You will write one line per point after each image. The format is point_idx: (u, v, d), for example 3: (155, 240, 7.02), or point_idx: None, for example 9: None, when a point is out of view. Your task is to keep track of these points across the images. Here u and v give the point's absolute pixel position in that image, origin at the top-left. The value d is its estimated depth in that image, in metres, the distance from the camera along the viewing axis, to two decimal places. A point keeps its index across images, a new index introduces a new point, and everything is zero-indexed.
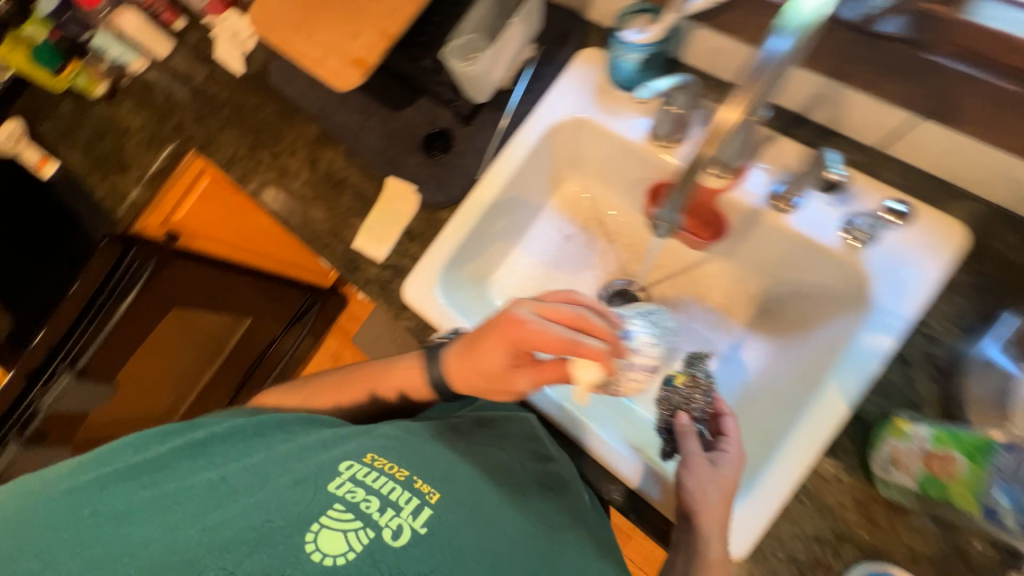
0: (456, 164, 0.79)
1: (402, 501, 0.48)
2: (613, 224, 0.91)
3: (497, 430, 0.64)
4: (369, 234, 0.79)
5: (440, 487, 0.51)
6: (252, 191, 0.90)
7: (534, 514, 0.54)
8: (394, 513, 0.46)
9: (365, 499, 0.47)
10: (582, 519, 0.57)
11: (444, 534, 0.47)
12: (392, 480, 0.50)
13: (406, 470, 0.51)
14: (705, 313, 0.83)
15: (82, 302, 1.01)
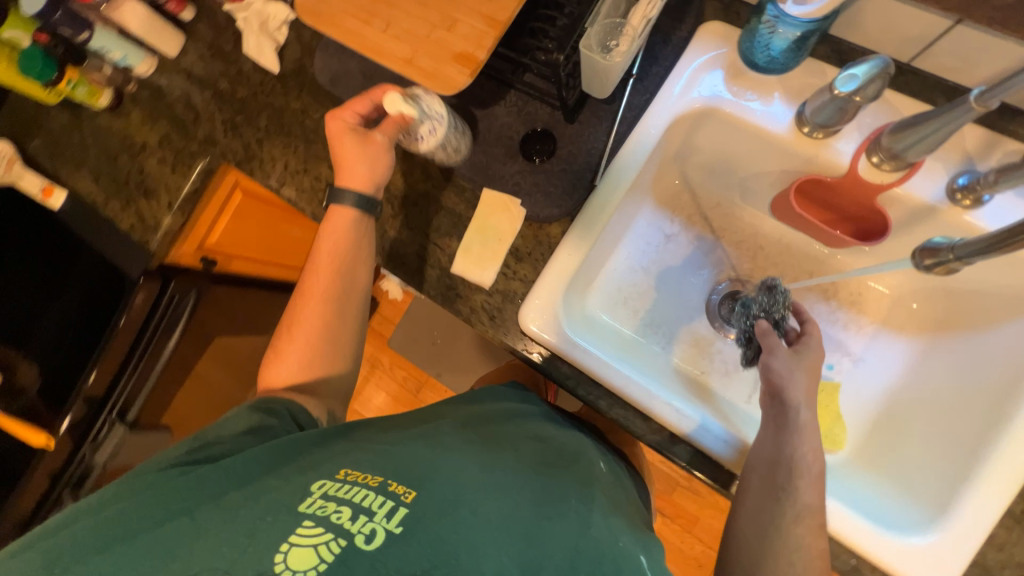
0: (564, 169, 0.69)
1: (375, 505, 0.43)
2: (719, 219, 0.82)
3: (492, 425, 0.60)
4: (468, 256, 0.70)
5: (416, 486, 0.45)
6: (312, 211, 0.79)
7: (547, 490, 0.50)
8: (367, 518, 0.42)
9: (336, 511, 0.43)
10: (599, 484, 0.55)
11: (421, 532, 0.41)
12: (360, 487, 0.45)
13: (378, 476, 0.46)
14: (833, 311, 0.76)
15: (128, 344, 0.89)
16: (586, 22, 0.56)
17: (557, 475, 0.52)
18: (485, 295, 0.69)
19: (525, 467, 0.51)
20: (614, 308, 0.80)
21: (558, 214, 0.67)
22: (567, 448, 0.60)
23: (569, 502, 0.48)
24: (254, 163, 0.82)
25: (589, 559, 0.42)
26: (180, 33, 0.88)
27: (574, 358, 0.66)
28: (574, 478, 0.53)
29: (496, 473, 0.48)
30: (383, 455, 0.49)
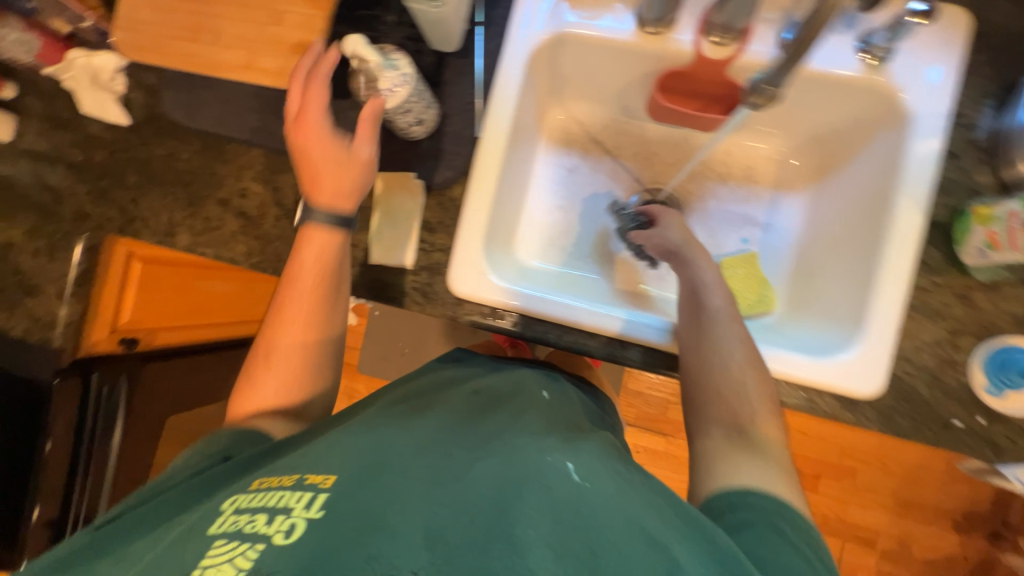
0: (444, 131, 0.69)
1: (292, 502, 0.45)
2: (611, 140, 0.86)
3: (419, 399, 0.63)
4: (382, 242, 0.70)
5: (334, 470, 0.47)
6: (213, 251, 0.75)
7: (479, 429, 0.53)
8: (284, 517, 0.43)
9: (250, 521, 0.44)
10: (533, 409, 0.58)
11: (342, 509, 0.43)
12: (278, 490, 0.46)
13: (295, 474, 0.48)
14: (732, 190, 0.82)
15: (70, 451, 0.86)
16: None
17: (483, 425, 0.54)
18: (411, 275, 0.70)
19: (454, 423, 0.54)
20: (542, 250, 0.84)
21: (453, 174, 0.68)
22: (500, 396, 0.62)
23: (496, 444, 0.49)
24: (137, 224, 0.78)
25: (514, 486, 0.44)
26: (9, 113, 0.81)
27: (508, 305, 0.68)
28: (503, 416, 0.56)
29: (421, 442, 0.50)
30: (313, 455, 0.50)
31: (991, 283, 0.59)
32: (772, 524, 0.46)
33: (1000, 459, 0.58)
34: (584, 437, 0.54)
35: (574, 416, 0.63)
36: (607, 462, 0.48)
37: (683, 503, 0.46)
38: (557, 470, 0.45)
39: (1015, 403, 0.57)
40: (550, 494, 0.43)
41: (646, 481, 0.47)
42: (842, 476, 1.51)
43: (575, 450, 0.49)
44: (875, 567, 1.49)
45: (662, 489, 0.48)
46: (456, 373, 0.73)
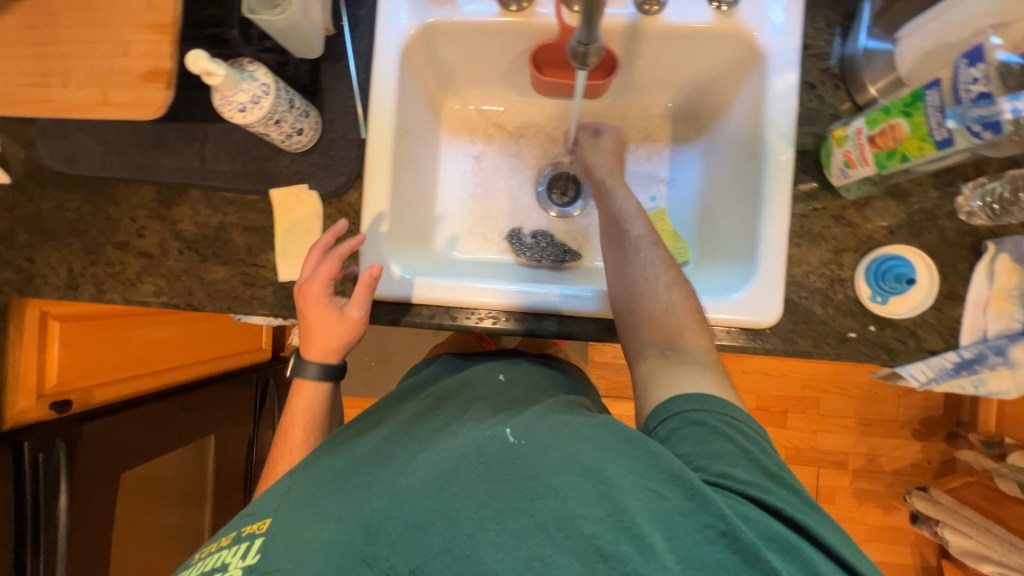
0: (330, 138, 0.69)
1: (231, 555, 0.48)
2: (511, 121, 0.87)
3: (366, 421, 0.66)
4: (289, 258, 0.70)
5: (271, 514, 0.51)
6: (121, 296, 0.74)
7: (412, 438, 0.57)
8: (222, 571, 0.46)
9: None
10: (468, 406, 0.62)
11: (276, 543, 0.46)
12: (217, 553, 0.49)
13: (232, 533, 0.52)
14: (634, 151, 0.84)
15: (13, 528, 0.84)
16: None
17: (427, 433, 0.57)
18: None
19: (391, 437, 0.58)
20: (462, 239, 0.85)
21: (346, 180, 0.68)
22: (440, 401, 0.66)
23: (426, 447, 0.54)
24: (37, 281, 0.75)
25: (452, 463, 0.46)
26: None
27: (424, 298, 0.69)
28: (436, 422, 0.60)
29: (369, 461, 0.54)
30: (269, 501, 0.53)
31: (862, 200, 0.63)
32: (687, 423, 0.49)
33: (895, 360, 0.62)
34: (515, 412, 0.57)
35: (527, 394, 0.66)
36: (534, 421, 0.51)
37: (621, 425, 0.48)
38: (495, 438, 0.47)
39: (897, 307, 0.61)
40: (485, 460, 0.44)
41: (579, 424, 0.49)
42: (808, 407, 1.57)
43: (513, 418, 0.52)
44: (851, 486, 1.57)
45: (605, 421, 0.50)
46: (406, 386, 0.76)
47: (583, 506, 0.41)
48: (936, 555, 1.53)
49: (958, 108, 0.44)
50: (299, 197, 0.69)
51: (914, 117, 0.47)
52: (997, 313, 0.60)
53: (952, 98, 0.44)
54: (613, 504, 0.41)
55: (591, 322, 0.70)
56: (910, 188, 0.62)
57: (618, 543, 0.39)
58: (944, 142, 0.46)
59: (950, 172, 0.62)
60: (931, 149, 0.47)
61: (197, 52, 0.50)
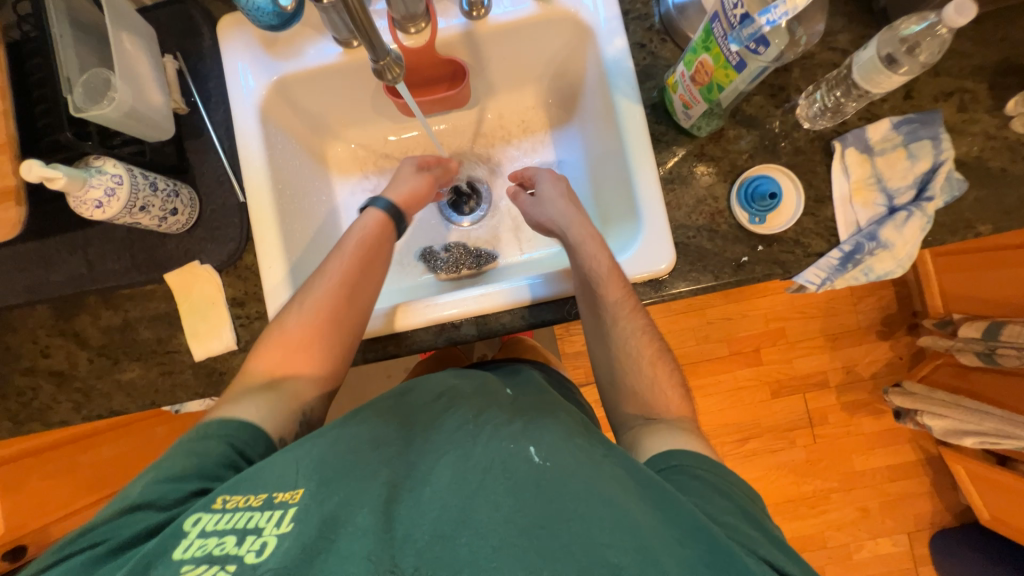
0: (211, 208, 0.70)
1: (263, 521, 0.44)
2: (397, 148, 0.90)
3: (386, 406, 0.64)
4: (199, 335, 0.69)
5: (304, 483, 0.47)
6: (37, 422, 0.71)
7: (454, 420, 0.54)
8: (255, 536, 0.43)
9: (218, 542, 0.43)
10: (491, 393, 0.61)
11: (313, 517, 0.44)
12: (247, 511, 0.46)
13: (262, 493, 0.47)
14: (518, 146, 0.88)
15: None
16: (64, 92, 0.57)
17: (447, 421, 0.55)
18: (240, 353, 0.69)
19: (432, 421, 0.56)
20: None
21: (236, 245, 0.69)
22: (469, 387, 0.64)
23: (472, 433, 0.52)
24: None
25: (478, 474, 0.47)
26: None
27: None
28: (472, 399, 0.58)
29: (403, 449, 0.52)
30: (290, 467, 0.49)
31: (715, 134, 0.67)
32: (690, 478, 0.51)
33: (791, 271, 0.65)
34: (543, 415, 0.57)
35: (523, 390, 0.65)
36: (568, 439, 0.52)
37: (641, 469, 0.49)
38: (521, 458, 0.48)
39: (775, 222, 0.65)
40: (512, 481, 0.46)
41: (606, 453, 0.51)
42: (777, 338, 1.62)
43: (541, 431, 0.52)
44: (838, 402, 1.61)
45: (621, 457, 0.51)
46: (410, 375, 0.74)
47: (609, 536, 0.42)
48: (934, 443, 1.57)
49: (735, 32, 0.49)
50: (194, 274, 0.69)
51: (713, 51, 0.52)
52: (863, 203, 0.64)
53: (731, 22, 0.49)
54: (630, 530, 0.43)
55: (505, 316, 0.70)
56: (753, 113, 0.67)
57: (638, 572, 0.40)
58: (738, 66, 0.51)
59: (783, 90, 0.67)
60: (731, 74, 0.52)
61: (30, 160, 0.50)
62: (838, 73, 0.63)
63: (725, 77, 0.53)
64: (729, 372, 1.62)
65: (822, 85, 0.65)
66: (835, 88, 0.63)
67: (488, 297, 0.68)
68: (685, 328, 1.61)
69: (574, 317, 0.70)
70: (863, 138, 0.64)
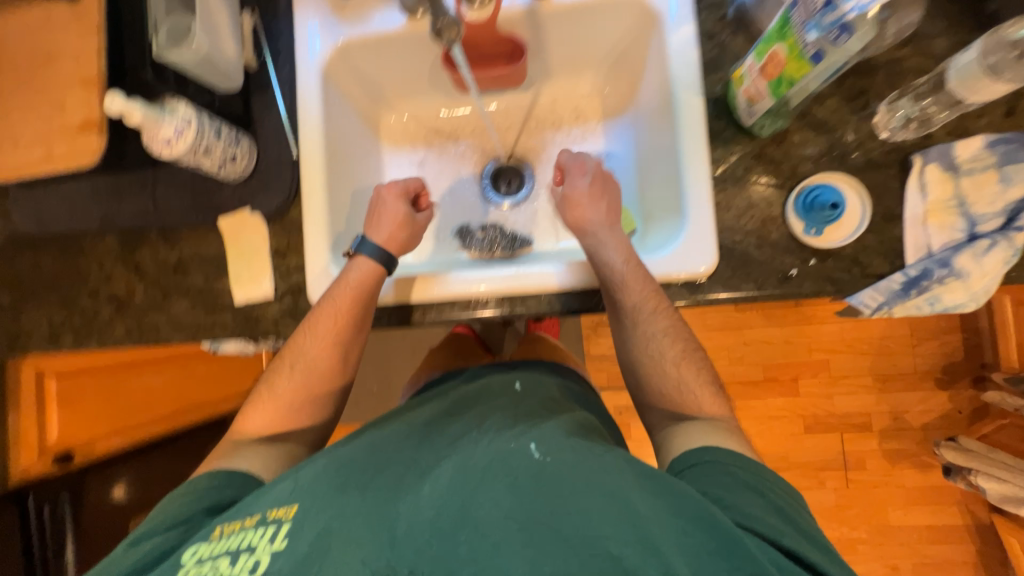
0: (266, 161, 0.73)
1: (257, 538, 0.47)
2: (447, 124, 0.90)
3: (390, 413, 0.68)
4: (241, 280, 0.73)
5: (296, 497, 0.50)
6: (95, 340, 0.78)
7: (443, 438, 0.56)
8: (248, 554, 0.45)
9: (215, 564, 0.46)
10: (489, 410, 0.61)
11: (305, 529, 0.46)
12: (242, 532, 0.48)
13: (256, 513, 0.50)
14: (568, 134, 0.87)
15: None
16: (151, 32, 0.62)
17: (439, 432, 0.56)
18: (276, 302, 0.72)
19: (426, 435, 0.57)
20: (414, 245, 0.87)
21: (285, 198, 0.72)
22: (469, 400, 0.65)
23: (463, 446, 0.52)
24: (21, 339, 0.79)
25: (476, 474, 0.47)
26: None
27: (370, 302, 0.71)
28: (466, 419, 0.59)
29: (394, 459, 0.53)
30: (291, 486, 0.51)
31: (779, 136, 0.63)
32: (725, 475, 0.49)
33: (844, 291, 0.61)
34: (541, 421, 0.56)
35: (536, 397, 0.65)
36: (565, 437, 0.51)
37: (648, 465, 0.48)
38: (522, 453, 0.48)
39: (833, 236, 0.60)
40: (508, 479, 0.45)
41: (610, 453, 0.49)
42: (819, 371, 1.51)
43: (540, 431, 0.52)
44: (880, 448, 1.48)
45: (625, 456, 0.50)
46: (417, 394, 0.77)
47: (611, 527, 0.41)
48: (987, 510, 1.42)
49: (816, 20, 0.46)
50: (246, 221, 0.73)
51: (788, 40, 0.49)
52: (938, 227, 0.58)
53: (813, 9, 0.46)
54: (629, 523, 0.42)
55: (531, 299, 0.70)
56: (825, 117, 0.62)
57: (645, 567, 0.38)
58: (817, 57, 0.48)
59: (863, 95, 0.62)
60: (808, 67, 0.49)
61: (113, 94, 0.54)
62: (928, 81, 0.59)
63: (799, 69, 0.50)
64: (761, 399, 1.53)
65: (906, 94, 0.61)
66: (923, 97, 0.59)
67: (517, 278, 0.69)
68: (720, 346, 1.54)
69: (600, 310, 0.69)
70: (949, 155, 0.58)
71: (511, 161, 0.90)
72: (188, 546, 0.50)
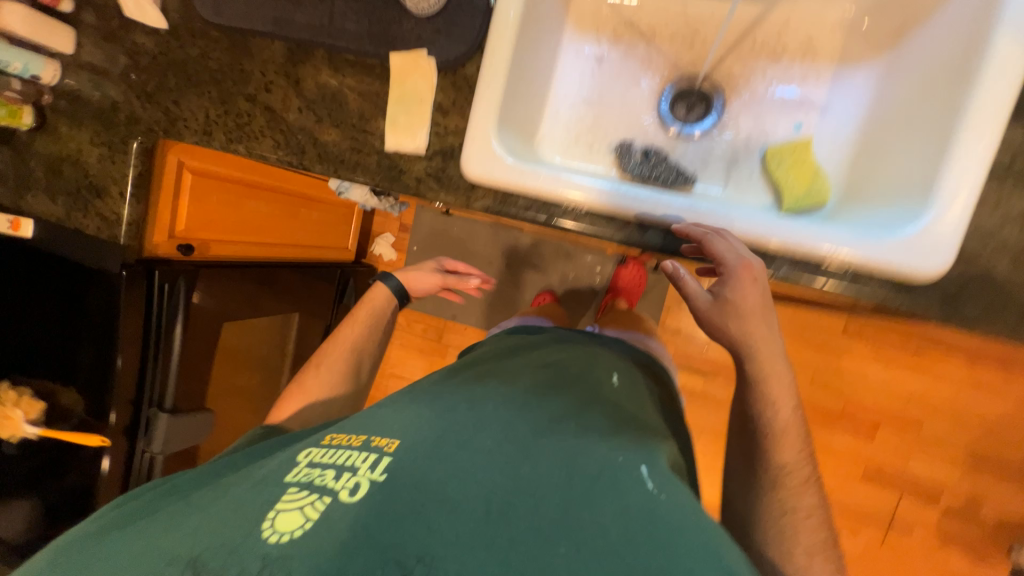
0: (458, 1, 0.66)
1: (358, 461, 0.46)
2: (644, 19, 0.78)
3: (483, 365, 0.65)
4: (397, 127, 0.69)
5: (398, 434, 0.49)
6: (243, 148, 0.79)
7: (544, 412, 0.52)
8: (349, 475, 0.45)
9: (319, 474, 0.46)
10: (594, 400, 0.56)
11: (404, 469, 0.44)
12: (346, 450, 0.48)
13: (361, 436, 0.50)
14: (787, 69, 0.73)
15: (139, 345, 0.96)
16: None
17: (545, 410, 0.53)
18: (425, 160, 0.69)
19: (525, 403, 0.53)
20: (566, 147, 0.80)
21: (466, 49, 0.66)
22: (568, 373, 0.61)
23: (568, 435, 0.48)
24: (179, 124, 0.83)
25: (583, 485, 0.43)
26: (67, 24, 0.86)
27: (522, 188, 0.65)
28: (569, 401, 0.54)
29: (493, 421, 0.50)
30: (395, 420, 0.52)
31: None
32: None
33: None
34: (648, 439, 0.51)
35: (639, 407, 0.60)
36: (676, 479, 0.45)
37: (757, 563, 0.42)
38: (633, 477, 0.43)
39: None
40: (621, 503, 0.41)
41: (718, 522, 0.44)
42: (907, 426, 1.37)
43: (647, 454, 0.47)
44: (938, 523, 1.37)
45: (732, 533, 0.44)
46: (511, 345, 0.74)
47: None
48: None
49: None
50: (418, 63, 0.67)
51: None
52: None
53: None
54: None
55: None
56: None
57: None
58: None
59: None
60: None
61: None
62: None
63: None
64: (829, 431, 1.42)
65: None
66: None
67: (693, 212, 0.60)
68: (808, 364, 1.41)
69: (774, 277, 0.60)
70: None
71: (703, 85, 0.77)
72: (301, 446, 0.52)
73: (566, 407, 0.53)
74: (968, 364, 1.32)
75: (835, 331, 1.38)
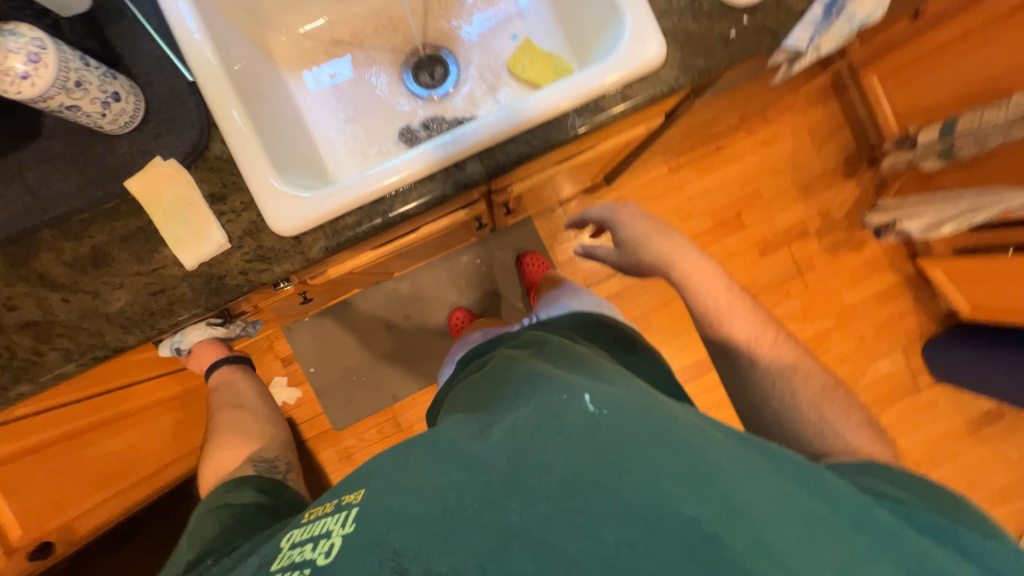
0: (160, 98, 0.62)
1: (332, 524, 0.43)
2: (343, 31, 0.83)
3: (451, 393, 0.63)
4: (184, 241, 0.62)
5: (364, 481, 0.45)
6: (25, 384, 0.63)
7: (502, 394, 0.50)
8: (325, 538, 0.42)
9: (301, 550, 0.42)
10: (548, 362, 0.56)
11: (368, 512, 0.41)
12: (322, 518, 0.45)
13: (333, 500, 0.46)
14: (474, 4, 0.84)
15: None
16: None
17: (507, 388, 0.51)
18: (236, 249, 0.64)
19: (490, 400, 0.51)
20: (360, 163, 0.80)
21: (200, 132, 0.63)
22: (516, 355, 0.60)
23: (527, 394, 0.47)
24: None
25: (542, 433, 0.41)
26: None
27: (341, 208, 0.63)
28: (521, 372, 0.52)
29: (455, 428, 0.47)
30: (363, 471, 0.48)
31: None
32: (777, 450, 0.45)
33: (780, 38, 0.65)
34: (605, 374, 0.51)
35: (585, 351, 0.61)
36: (633, 395, 0.46)
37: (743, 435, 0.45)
38: (582, 406, 0.42)
39: None
40: (564, 432, 0.40)
41: (685, 416, 0.45)
42: (754, 200, 1.66)
43: (602, 386, 0.46)
44: (820, 245, 1.68)
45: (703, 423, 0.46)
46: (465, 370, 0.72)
47: (682, 488, 0.37)
48: (909, 261, 1.68)
49: None
50: (159, 172, 0.62)
51: None
52: None
53: None
54: (699, 469, 0.38)
55: (507, 147, 0.66)
56: None
57: (721, 529, 0.35)
58: None
59: None
60: None
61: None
62: None
63: None
64: (717, 243, 1.66)
65: None
66: None
67: (486, 128, 0.64)
68: (667, 208, 1.64)
69: (579, 134, 0.66)
70: None
71: (427, 50, 0.85)
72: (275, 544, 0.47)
73: (530, 372, 0.52)
74: (751, 134, 1.64)
75: (665, 174, 1.63)
